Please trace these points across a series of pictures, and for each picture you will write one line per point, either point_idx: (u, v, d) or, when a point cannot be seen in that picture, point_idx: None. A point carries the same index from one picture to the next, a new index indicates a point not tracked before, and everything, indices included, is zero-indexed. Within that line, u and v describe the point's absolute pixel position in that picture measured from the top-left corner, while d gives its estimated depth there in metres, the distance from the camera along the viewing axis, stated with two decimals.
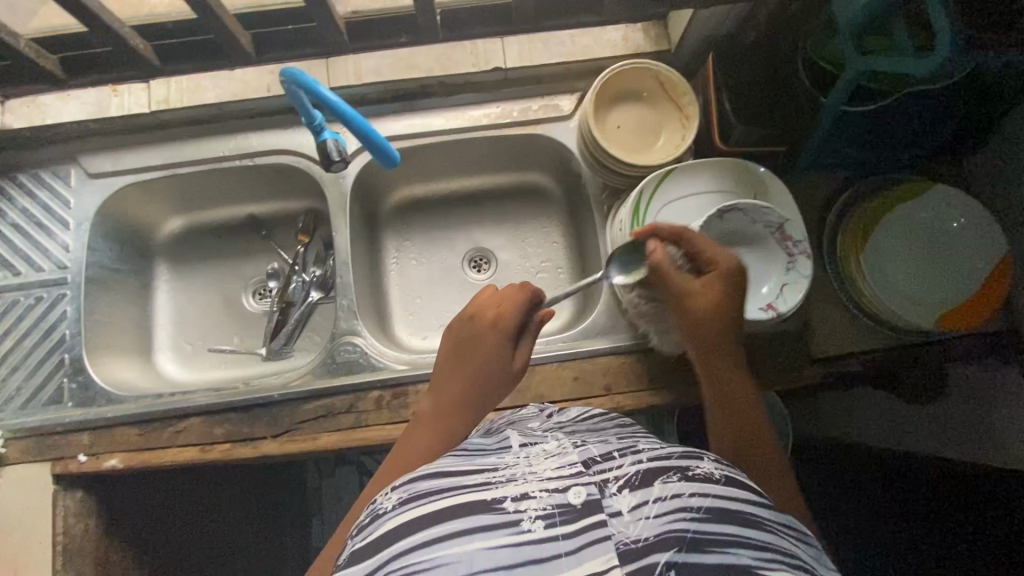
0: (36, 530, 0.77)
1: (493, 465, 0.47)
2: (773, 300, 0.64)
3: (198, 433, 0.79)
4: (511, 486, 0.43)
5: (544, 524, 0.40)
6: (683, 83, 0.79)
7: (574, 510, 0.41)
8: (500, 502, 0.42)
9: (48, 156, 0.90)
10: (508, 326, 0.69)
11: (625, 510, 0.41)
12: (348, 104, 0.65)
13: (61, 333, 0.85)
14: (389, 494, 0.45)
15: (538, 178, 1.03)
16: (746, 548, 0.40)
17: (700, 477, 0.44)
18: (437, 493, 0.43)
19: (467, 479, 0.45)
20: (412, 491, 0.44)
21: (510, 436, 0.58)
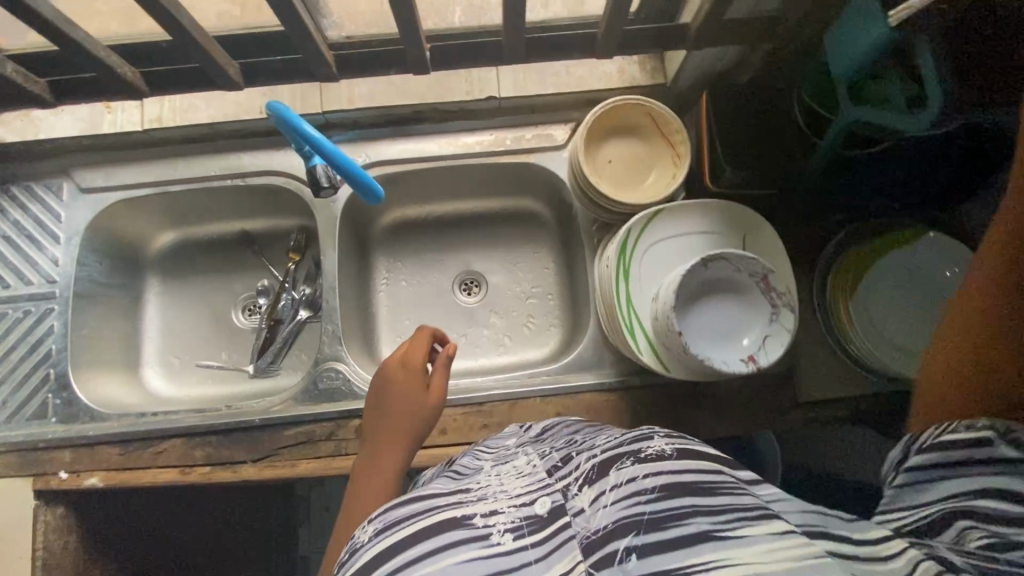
0: (15, 546, 0.77)
1: (467, 488, 0.49)
2: (755, 353, 0.63)
3: (178, 455, 0.80)
4: (481, 505, 0.45)
5: (512, 536, 0.41)
6: (676, 120, 0.78)
7: (540, 520, 0.42)
8: (469, 519, 0.43)
9: (41, 170, 0.90)
10: (412, 367, 0.76)
11: (587, 506, 0.41)
12: (329, 140, 0.66)
13: (48, 348, 0.86)
14: (366, 527, 0.46)
15: (531, 204, 1.03)
16: (704, 515, 0.36)
17: (652, 456, 0.42)
18: (411, 516, 0.44)
19: (440, 500, 0.47)
20: (387, 520, 0.45)
21: (483, 459, 0.61)
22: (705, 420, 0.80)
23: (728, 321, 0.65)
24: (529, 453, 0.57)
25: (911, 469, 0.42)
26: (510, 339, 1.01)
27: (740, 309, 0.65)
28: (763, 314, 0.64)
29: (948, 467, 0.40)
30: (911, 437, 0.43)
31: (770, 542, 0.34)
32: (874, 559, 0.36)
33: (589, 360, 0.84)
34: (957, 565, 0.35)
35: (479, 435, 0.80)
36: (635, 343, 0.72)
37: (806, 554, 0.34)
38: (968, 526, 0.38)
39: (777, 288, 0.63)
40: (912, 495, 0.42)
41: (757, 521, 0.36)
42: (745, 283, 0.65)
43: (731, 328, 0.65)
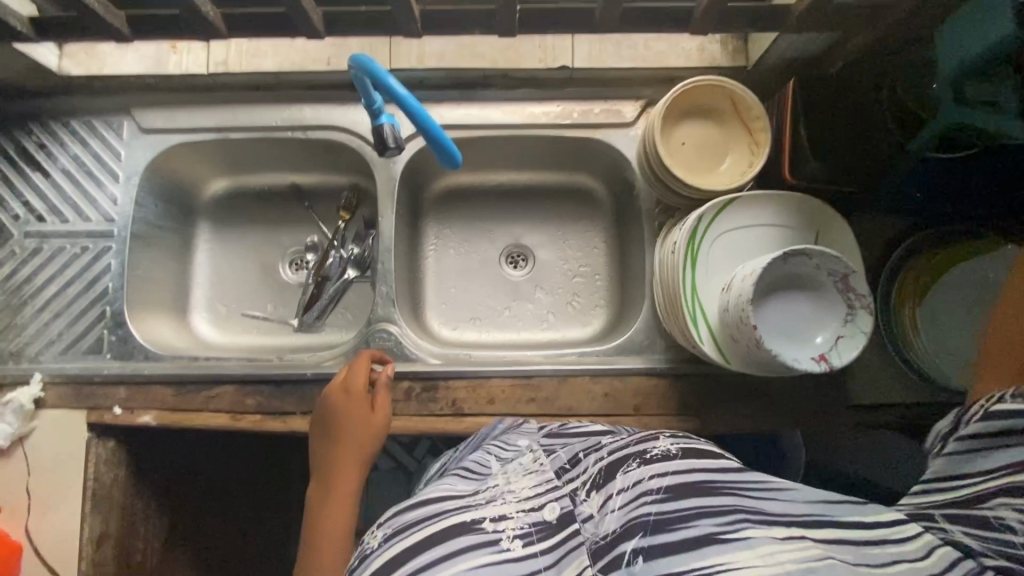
0: (69, 475, 0.80)
1: (475, 491, 0.56)
2: (826, 352, 0.62)
3: (230, 400, 0.81)
4: (490, 507, 0.52)
5: (521, 543, 0.48)
6: (759, 107, 0.76)
7: (548, 527, 0.49)
8: (479, 523, 0.49)
9: (102, 106, 0.89)
10: (350, 391, 0.76)
11: (596, 512, 0.49)
12: (416, 98, 0.63)
13: (105, 285, 0.86)
14: (376, 533, 0.53)
15: (586, 181, 1.01)
16: (706, 517, 0.42)
17: (656, 458, 0.50)
18: (422, 521, 0.51)
19: (451, 505, 0.53)
20: (397, 524, 0.52)
21: (490, 458, 0.65)
22: (753, 414, 0.80)
23: (800, 318, 0.64)
24: (535, 453, 0.63)
25: (968, 437, 0.48)
26: (554, 317, 1.01)
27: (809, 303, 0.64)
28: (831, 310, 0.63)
29: (995, 437, 0.46)
30: (964, 411, 0.50)
31: (772, 546, 0.40)
32: (892, 540, 0.42)
33: (640, 344, 0.84)
34: (975, 547, 0.42)
35: (527, 409, 0.80)
36: (696, 333, 0.71)
37: (809, 556, 0.39)
38: (1006, 503, 0.44)
39: (858, 291, 0.61)
40: (964, 463, 0.48)
41: (762, 524, 0.42)
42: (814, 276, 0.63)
43: (801, 325, 0.64)
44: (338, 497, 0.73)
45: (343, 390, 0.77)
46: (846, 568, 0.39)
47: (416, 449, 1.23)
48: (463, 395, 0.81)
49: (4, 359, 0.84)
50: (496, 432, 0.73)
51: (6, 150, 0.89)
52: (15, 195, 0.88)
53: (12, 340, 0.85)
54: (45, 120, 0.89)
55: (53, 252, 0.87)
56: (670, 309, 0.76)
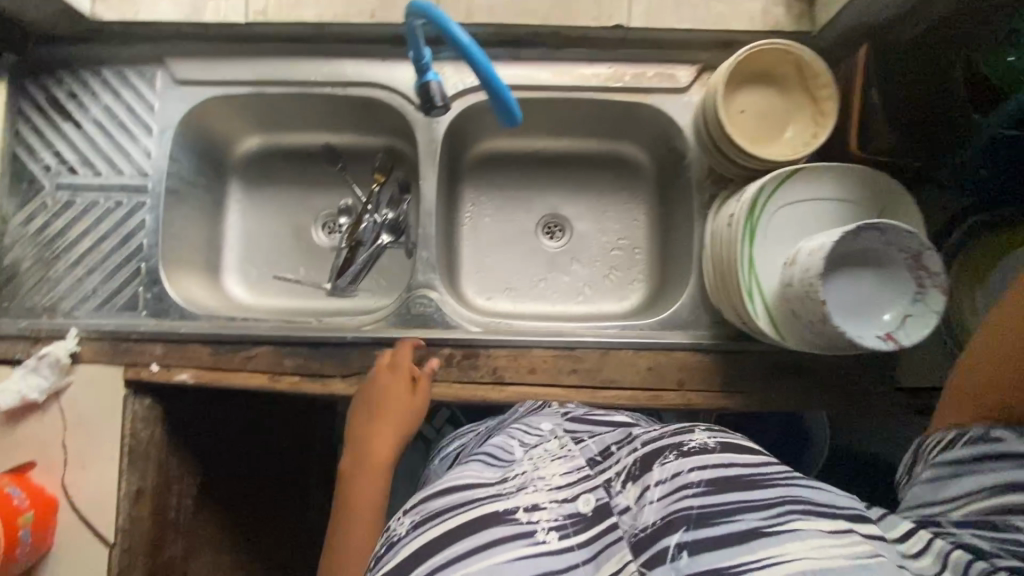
0: (106, 430, 0.79)
1: (503, 478, 0.53)
2: (893, 330, 0.60)
3: (269, 361, 0.80)
4: (523, 495, 0.49)
5: (557, 535, 0.46)
6: (827, 75, 0.72)
7: (584, 520, 0.47)
8: (513, 513, 0.47)
9: (136, 54, 0.86)
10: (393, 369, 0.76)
11: (633, 504, 0.48)
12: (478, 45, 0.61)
13: (139, 241, 0.84)
14: (401, 519, 0.51)
15: (629, 150, 0.98)
16: (750, 511, 0.42)
17: (696, 451, 0.48)
18: (452, 509, 0.48)
19: (481, 492, 0.50)
20: (424, 513, 0.50)
21: (512, 443, 0.63)
22: (796, 392, 0.79)
23: (865, 294, 0.62)
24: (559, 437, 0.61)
25: (938, 464, 0.47)
26: (590, 290, 0.98)
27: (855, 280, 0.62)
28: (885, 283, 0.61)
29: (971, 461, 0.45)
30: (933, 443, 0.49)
31: (820, 541, 0.40)
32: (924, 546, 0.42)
33: (686, 319, 0.82)
34: (987, 548, 0.40)
35: (569, 380, 0.79)
36: (752, 309, 0.69)
37: (863, 553, 0.39)
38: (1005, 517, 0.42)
39: (930, 269, 0.59)
40: (944, 487, 0.46)
41: (809, 517, 0.42)
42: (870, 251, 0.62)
43: (868, 303, 0.61)
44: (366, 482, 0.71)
45: (389, 367, 0.77)
46: (893, 566, 0.39)
47: (435, 418, 1.22)
48: (504, 363, 0.79)
49: (38, 313, 0.83)
50: (516, 417, 0.72)
51: (35, 98, 0.86)
52: (46, 146, 0.85)
53: (45, 294, 0.83)
54: (76, 68, 0.86)
55: (85, 205, 0.85)
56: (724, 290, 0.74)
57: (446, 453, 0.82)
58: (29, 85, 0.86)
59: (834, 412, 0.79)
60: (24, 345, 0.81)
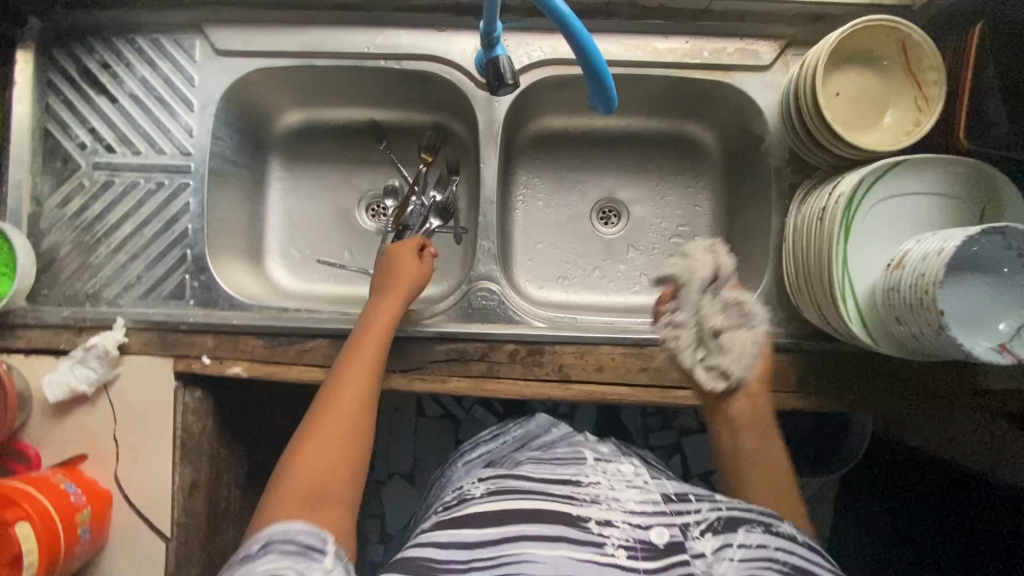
0: (158, 421, 0.76)
1: (578, 479, 0.53)
2: (1007, 342, 0.56)
3: (325, 354, 0.77)
4: (596, 508, 0.49)
5: (626, 553, 0.45)
6: (936, 57, 0.66)
7: (657, 549, 0.46)
8: (584, 520, 0.47)
9: (173, 22, 0.80)
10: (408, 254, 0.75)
11: (709, 552, 0.47)
12: (580, 19, 0.57)
13: (183, 226, 0.80)
14: (478, 484, 0.54)
15: (695, 131, 0.92)
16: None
17: (784, 536, 0.49)
18: (525, 495, 0.50)
19: (554, 489, 0.51)
20: (499, 486, 0.52)
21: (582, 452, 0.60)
22: (868, 393, 0.76)
23: (979, 300, 0.57)
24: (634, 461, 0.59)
25: None
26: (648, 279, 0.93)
27: (716, 353, 0.67)
28: (751, 337, 0.66)
29: None
30: None
31: None
32: None
33: None
34: None
35: (637, 378, 0.76)
36: (844, 310, 0.65)
37: None
38: None
39: None
40: None
41: None
42: (717, 315, 0.67)
43: (983, 310, 0.57)
44: (367, 345, 0.67)
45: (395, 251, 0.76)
46: None
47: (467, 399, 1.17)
48: (571, 360, 0.76)
49: (80, 301, 0.79)
50: (556, 438, 0.68)
51: (66, 69, 0.80)
52: (79, 121, 0.80)
53: (87, 281, 0.79)
54: (108, 36, 0.80)
55: (125, 186, 0.80)
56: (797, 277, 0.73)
57: (471, 459, 0.73)
58: (59, 55, 0.80)
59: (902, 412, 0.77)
60: (69, 336, 0.77)
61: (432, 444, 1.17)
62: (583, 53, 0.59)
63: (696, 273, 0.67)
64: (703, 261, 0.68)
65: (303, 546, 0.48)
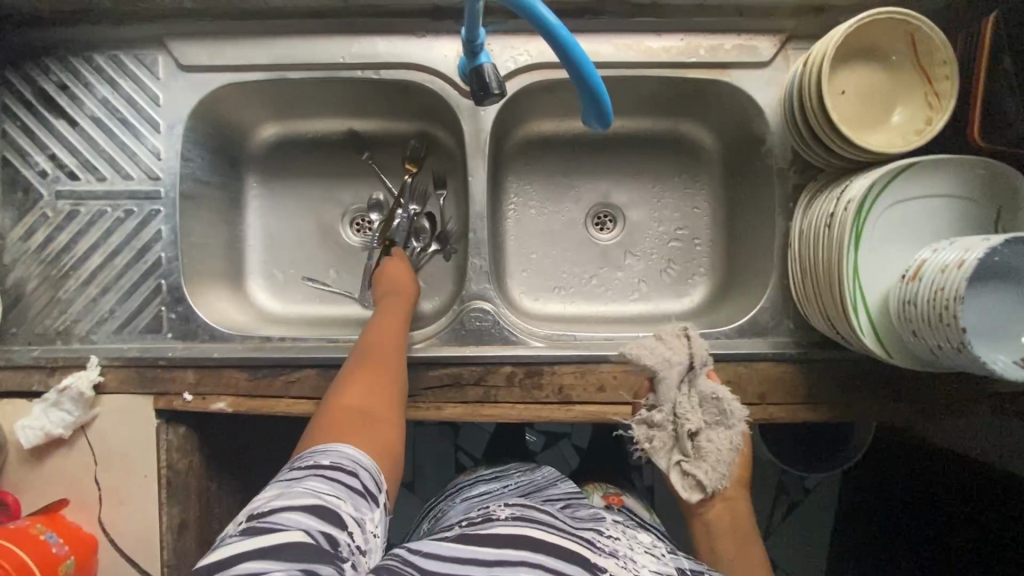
0: (141, 461, 0.73)
1: (599, 530, 0.53)
2: None
3: (313, 385, 0.73)
4: (611, 561, 0.48)
5: None
6: (947, 50, 0.62)
7: None
8: (601, 570, 0.47)
9: (132, 37, 0.74)
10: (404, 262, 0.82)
11: None
12: (568, 28, 0.53)
13: (156, 255, 0.75)
14: (503, 507, 0.52)
15: (691, 131, 0.88)
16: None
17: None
18: (547, 527, 0.49)
19: (574, 532, 0.50)
20: (524, 512, 0.51)
21: (603, 512, 0.59)
22: (875, 409, 0.73)
23: (1002, 313, 0.54)
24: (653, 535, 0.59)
25: None
26: (647, 286, 0.89)
27: (692, 460, 0.65)
28: (728, 438, 0.65)
29: None
30: None
31: None
32: None
33: (765, 325, 0.75)
34: None
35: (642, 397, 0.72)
36: (857, 322, 0.62)
37: None
38: None
39: None
40: None
41: None
42: (694, 412, 0.65)
43: (1004, 321, 0.54)
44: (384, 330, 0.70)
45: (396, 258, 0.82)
46: None
47: None
48: (572, 380, 0.72)
49: (51, 339, 0.75)
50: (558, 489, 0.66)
51: (20, 92, 0.74)
52: (38, 147, 0.75)
53: (57, 317, 0.75)
54: (64, 54, 0.74)
55: (92, 216, 0.75)
56: (802, 297, 0.70)
57: (469, 496, 0.70)
58: (12, 77, 0.74)
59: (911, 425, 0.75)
60: (42, 376, 0.73)
61: (432, 456, 1.14)
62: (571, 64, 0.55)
63: (674, 368, 0.65)
64: (678, 351, 0.65)
65: (364, 487, 0.48)
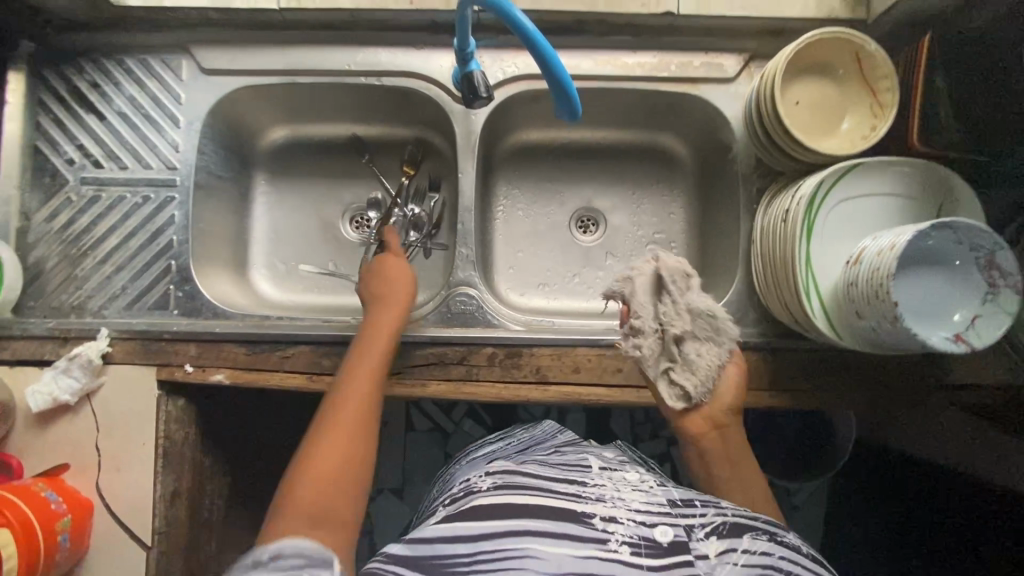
0: (141, 429, 0.77)
1: (583, 481, 0.56)
2: (962, 331, 0.58)
3: (306, 361, 0.78)
4: (599, 505, 0.52)
5: (630, 549, 0.47)
6: (889, 66, 0.69)
7: (659, 547, 0.48)
8: (589, 517, 0.50)
9: (160, 43, 0.83)
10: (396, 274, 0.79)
11: (712, 555, 0.48)
12: (545, 37, 0.61)
13: (169, 238, 0.82)
14: (485, 478, 0.56)
15: (668, 142, 0.95)
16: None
17: (789, 545, 0.50)
18: (529, 489, 0.52)
19: (561, 488, 0.53)
20: (506, 479, 0.54)
21: (590, 459, 0.63)
22: (840, 393, 0.78)
23: (934, 294, 0.59)
24: (641, 471, 0.61)
25: None
26: None
27: (680, 369, 0.68)
28: (717, 353, 0.68)
29: None
30: None
31: None
32: None
33: (731, 316, 0.81)
34: None
35: (613, 379, 0.77)
36: (810, 307, 0.67)
37: None
38: None
39: (1003, 268, 0.57)
40: None
41: None
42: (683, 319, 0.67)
43: (939, 302, 0.59)
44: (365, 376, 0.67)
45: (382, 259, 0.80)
46: None
47: (455, 411, 1.17)
48: (549, 362, 0.77)
49: (66, 312, 0.80)
50: (557, 443, 0.70)
51: (56, 89, 0.82)
52: (68, 138, 0.82)
53: (73, 292, 0.81)
54: (98, 57, 0.83)
55: (112, 201, 0.82)
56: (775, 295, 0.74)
57: (476, 457, 0.74)
58: (49, 75, 0.82)
59: (879, 411, 0.80)
60: (53, 346, 0.78)
61: (419, 454, 1.17)
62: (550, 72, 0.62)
63: (640, 276, 0.68)
64: (651, 266, 0.69)
65: (308, 560, 0.45)
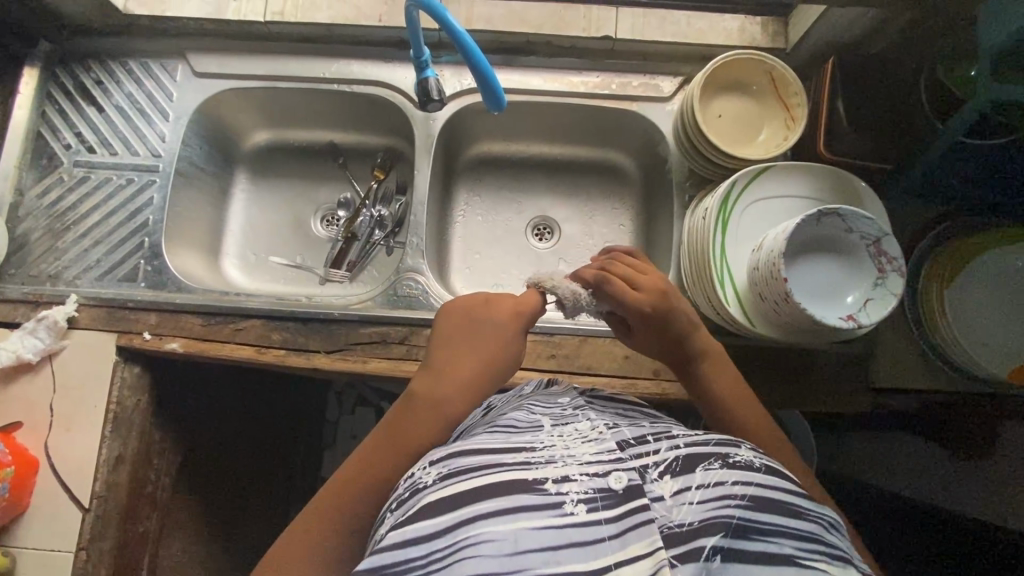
0: (95, 392, 0.81)
1: (531, 443, 0.47)
2: (853, 313, 0.62)
3: (256, 334, 0.83)
4: (550, 468, 0.43)
5: (586, 508, 0.41)
6: (797, 84, 0.78)
7: (615, 496, 0.42)
8: (541, 483, 0.42)
9: (159, 48, 0.94)
10: (489, 336, 0.63)
11: (668, 495, 0.42)
12: (473, 40, 0.69)
13: (146, 217, 0.89)
14: (429, 468, 0.45)
15: (617, 157, 1.02)
16: (790, 538, 0.40)
17: (742, 465, 0.44)
18: (475, 470, 0.43)
19: (507, 457, 0.44)
20: (451, 466, 0.44)
21: (539, 414, 0.55)
22: (770, 386, 0.80)
23: (828, 281, 0.65)
24: (592, 418, 0.53)
25: None
26: None
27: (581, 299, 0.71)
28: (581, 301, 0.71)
29: None
30: None
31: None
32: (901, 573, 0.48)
33: None
34: None
35: (547, 365, 0.80)
36: (724, 293, 0.72)
37: None
38: None
39: (889, 256, 0.62)
40: None
41: (837, 560, 0.41)
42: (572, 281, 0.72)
43: (833, 284, 0.65)
44: (400, 442, 0.56)
45: (480, 300, 0.66)
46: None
47: None
48: None
49: (42, 281, 0.87)
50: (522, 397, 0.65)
51: (64, 84, 0.93)
52: (68, 127, 0.92)
53: (52, 262, 0.87)
54: (104, 59, 0.94)
55: (99, 182, 0.90)
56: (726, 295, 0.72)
57: None
58: (60, 73, 0.93)
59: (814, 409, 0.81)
60: (24, 309, 0.83)
61: None
62: (480, 73, 0.71)
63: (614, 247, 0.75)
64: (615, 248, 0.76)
65: None
